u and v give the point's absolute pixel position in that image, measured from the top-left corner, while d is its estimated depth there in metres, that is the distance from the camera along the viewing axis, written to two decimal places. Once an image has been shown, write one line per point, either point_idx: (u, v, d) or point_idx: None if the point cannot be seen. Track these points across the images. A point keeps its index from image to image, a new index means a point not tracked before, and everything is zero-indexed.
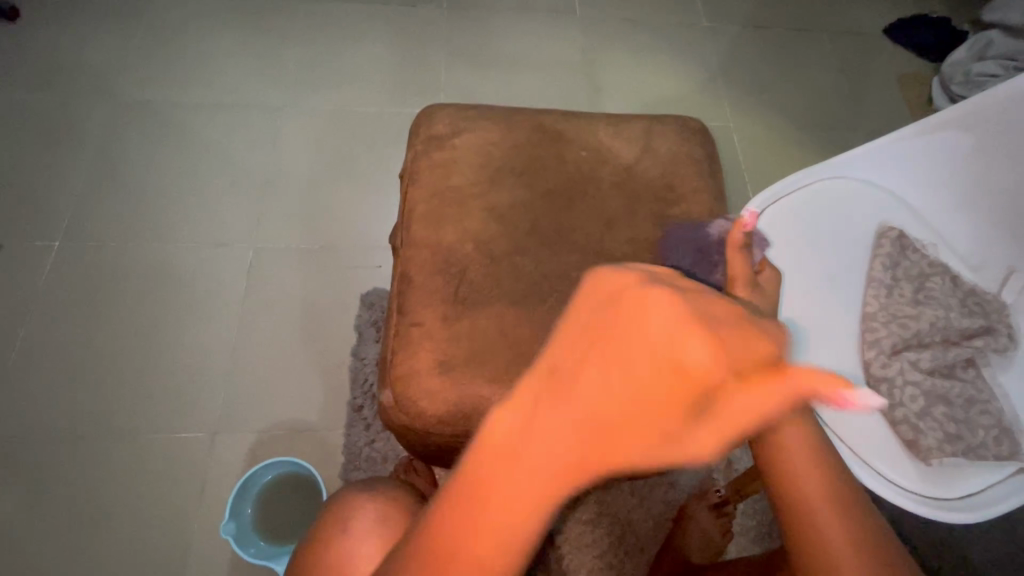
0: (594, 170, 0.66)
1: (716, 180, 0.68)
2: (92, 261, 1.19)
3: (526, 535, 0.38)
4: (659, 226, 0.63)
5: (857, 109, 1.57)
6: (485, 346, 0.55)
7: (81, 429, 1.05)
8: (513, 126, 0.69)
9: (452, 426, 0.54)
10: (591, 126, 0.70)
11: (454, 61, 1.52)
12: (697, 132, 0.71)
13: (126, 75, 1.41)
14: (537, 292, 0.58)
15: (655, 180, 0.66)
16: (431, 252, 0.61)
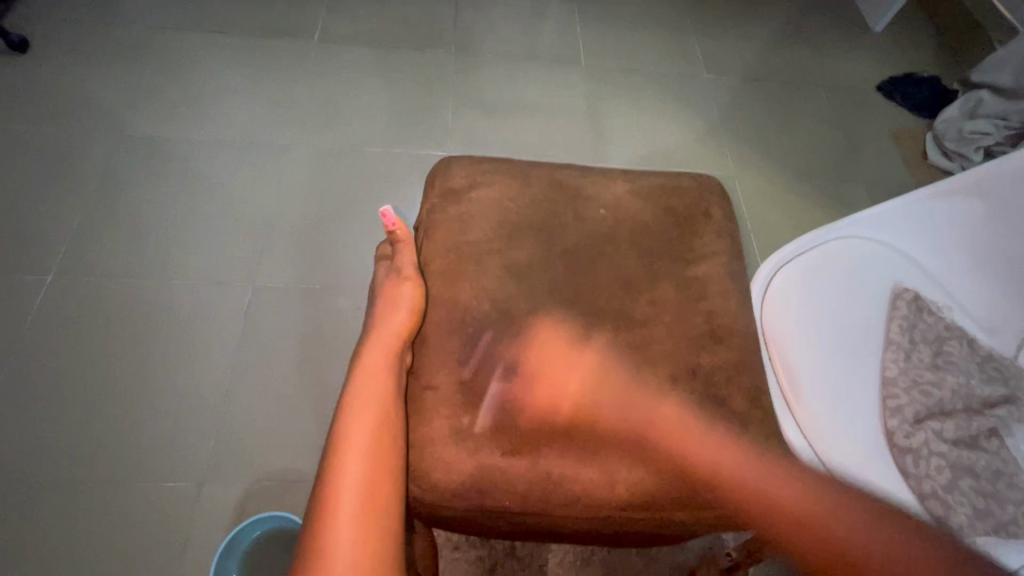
0: (612, 229, 0.65)
1: (734, 239, 0.68)
2: (85, 296, 1.16)
3: (379, 498, 0.50)
4: (680, 288, 0.62)
5: (855, 162, 1.61)
6: (502, 415, 0.53)
7: (59, 475, 1.00)
8: (530, 181, 0.68)
9: (467, 500, 0.51)
10: (608, 183, 0.69)
11: (462, 105, 1.54)
12: (714, 191, 0.71)
13: (133, 109, 1.42)
14: (557, 355, 0.56)
15: (674, 241, 0.65)
16: (447, 310, 0.59)
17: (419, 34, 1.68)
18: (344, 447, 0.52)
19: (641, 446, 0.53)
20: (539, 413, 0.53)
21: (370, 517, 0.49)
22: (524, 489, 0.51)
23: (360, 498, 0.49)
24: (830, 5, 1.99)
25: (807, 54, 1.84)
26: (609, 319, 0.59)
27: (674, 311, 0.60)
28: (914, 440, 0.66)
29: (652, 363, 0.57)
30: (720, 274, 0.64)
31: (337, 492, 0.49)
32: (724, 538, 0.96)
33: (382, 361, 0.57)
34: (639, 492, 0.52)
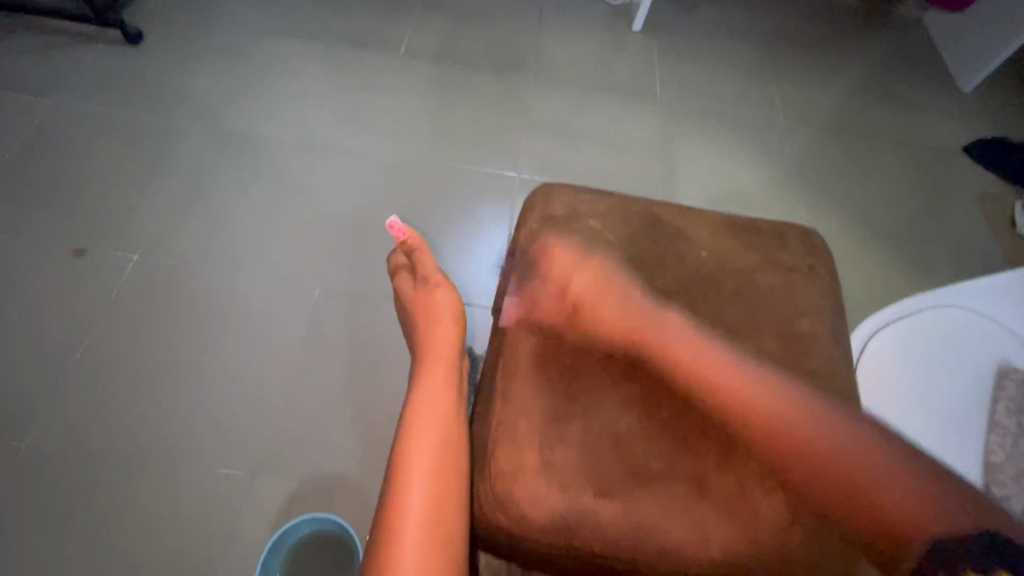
0: (713, 274, 0.63)
1: (837, 298, 0.66)
2: (166, 278, 1.22)
3: (447, 527, 0.48)
4: (783, 343, 0.60)
5: (936, 222, 1.54)
6: (598, 455, 0.52)
7: (124, 448, 1.03)
8: (630, 215, 0.68)
9: (556, 538, 0.50)
10: (709, 225, 0.68)
11: (535, 128, 1.56)
12: (817, 246, 0.69)
13: (227, 106, 1.50)
14: (655, 400, 0.55)
15: (777, 292, 0.63)
16: (541, 338, 0.58)
17: (499, 56, 1.72)
18: (406, 464, 0.50)
19: (737, 506, 0.51)
20: (627, 455, 0.52)
21: (436, 547, 0.46)
22: (615, 534, 0.49)
23: (427, 524, 0.47)
24: (916, 61, 1.94)
25: (890, 108, 1.79)
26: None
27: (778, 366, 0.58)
28: None
29: None
30: (824, 333, 0.62)
31: (404, 515, 0.47)
32: None
33: (440, 369, 0.58)
34: (734, 556, 0.50)
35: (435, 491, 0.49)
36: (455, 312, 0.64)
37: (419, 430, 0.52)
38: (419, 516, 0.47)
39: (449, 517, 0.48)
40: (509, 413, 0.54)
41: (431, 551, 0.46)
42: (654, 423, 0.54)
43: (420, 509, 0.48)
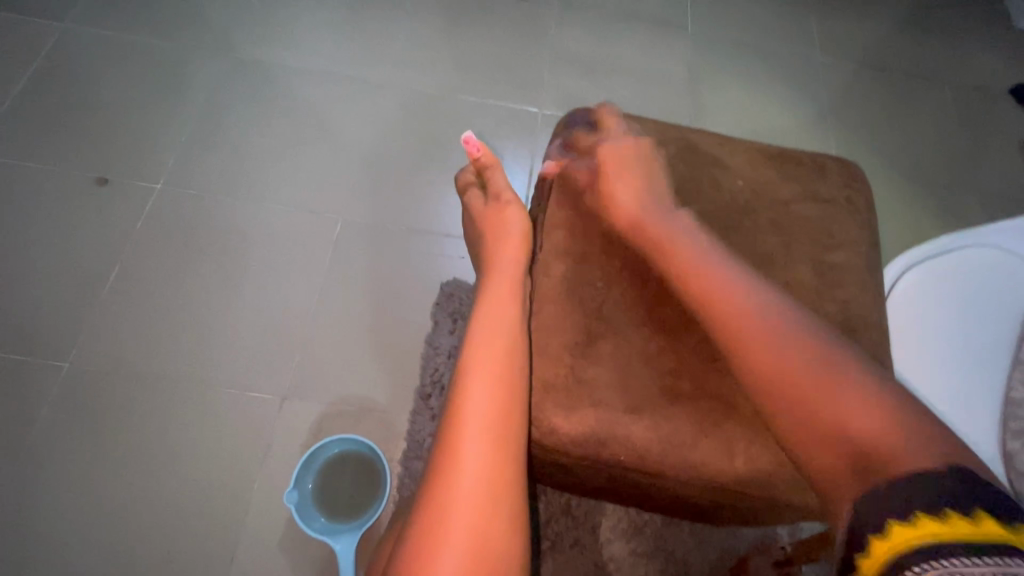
0: (749, 204, 0.62)
1: (873, 231, 0.64)
2: (189, 208, 1.22)
3: (505, 443, 0.48)
4: (817, 272, 0.59)
5: (972, 169, 1.48)
6: (627, 374, 0.54)
7: (160, 371, 1.08)
8: (663, 143, 0.66)
9: (584, 449, 0.52)
10: (746, 154, 0.66)
11: (559, 62, 1.49)
12: (857, 178, 0.67)
13: (240, 32, 1.44)
14: (683, 325, 0.56)
15: (813, 222, 0.62)
16: (573, 263, 0.59)
17: None
18: (470, 368, 0.51)
19: (760, 426, 0.53)
20: (657, 377, 0.54)
21: (493, 463, 0.47)
22: (642, 449, 0.52)
23: (484, 437, 0.48)
24: None
25: (936, 45, 1.68)
26: (738, 295, 0.57)
27: (809, 295, 0.58)
28: None
29: (783, 344, 0.55)
30: (858, 263, 0.61)
31: (462, 426, 0.48)
32: (779, 533, 0.98)
33: (504, 286, 0.57)
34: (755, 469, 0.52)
35: (494, 407, 0.49)
36: (518, 230, 0.63)
37: (482, 351, 0.52)
38: (480, 428, 0.48)
39: (507, 429, 0.49)
40: (539, 334, 0.55)
41: (490, 464, 0.47)
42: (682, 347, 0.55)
43: (478, 423, 0.48)
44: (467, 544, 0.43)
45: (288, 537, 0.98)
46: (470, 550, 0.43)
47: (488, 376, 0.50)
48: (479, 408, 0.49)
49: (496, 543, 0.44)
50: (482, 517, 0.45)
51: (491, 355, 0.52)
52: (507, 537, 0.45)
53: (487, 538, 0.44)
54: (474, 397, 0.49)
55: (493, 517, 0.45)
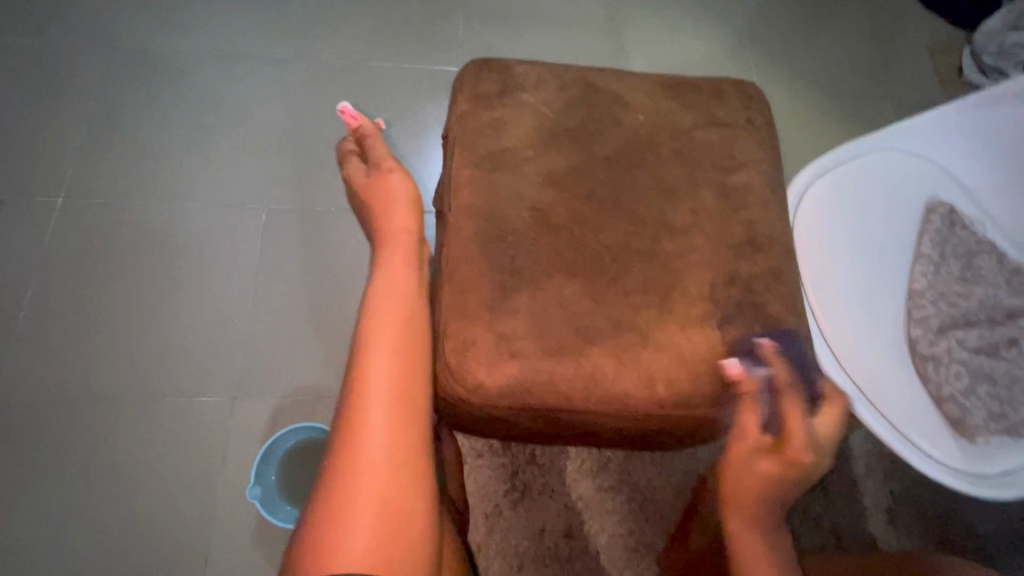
0: (651, 138, 0.62)
1: (774, 149, 0.66)
2: (98, 220, 1.15)
3: (408, 393, 0.56)
4: (720, 196, 0.61)
5: (886, 78, 1.51)
6: (546, 322, 0.54)
7: (98, 393, 1.03)
8: (563, 83, 0.64)
9: (512, 400, 0.53)
10: (645, 87, 0.66)
11: (471, 14, 1.42)
12: (754, 98, 0.68)
13: (121, 19, 1.32)
14: (598, 264, 0.56)
15: (714, 147, 0.63)
16: (482, 218, 0.58)
17: None
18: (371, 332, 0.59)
19: (680, 350, 0.55)
20: (576, 320, 0.54)
21: (395, 413, 0.55)
22: (567, 389, 0.53)
23: (387, 390, 0.55)
24: None
25: None
26: (645, 228, 0.58)
27: (717, 218, 0.59)
28: (937, 348, 0.67)
29: (692, 270, 0.57)
30: (760, 180, 0.63)
31: (368, 385, 0.55)
32: None
33: (398, 255, 0.65)
34: (681, 395, 0.53)
35: (394, 367, 0.57)
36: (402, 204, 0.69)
37: (382, 314, 0.60)
38: (384, 384, 0.55)
39: (409, 378, 0.57)
40: (455, 295, 0.55)
41: (394, 415, 0.55)
42: (597, 286, 0.55)
43: (381, 380, 0.56)
44: (377, 488, 0.51)
45: (260, 533, 0.98)
46: (378, 489, 0.51)
47: (387, 338, 0.58)
48: (381, 366, 0.56)
49: (403, 482, 0.52)
50: (396, 461, 0.53)
51: (390, 319, 0.59)
52: (417, 473, 0.54)
53: (398, 477, 0.52)
54: (376, 357, 0.57)
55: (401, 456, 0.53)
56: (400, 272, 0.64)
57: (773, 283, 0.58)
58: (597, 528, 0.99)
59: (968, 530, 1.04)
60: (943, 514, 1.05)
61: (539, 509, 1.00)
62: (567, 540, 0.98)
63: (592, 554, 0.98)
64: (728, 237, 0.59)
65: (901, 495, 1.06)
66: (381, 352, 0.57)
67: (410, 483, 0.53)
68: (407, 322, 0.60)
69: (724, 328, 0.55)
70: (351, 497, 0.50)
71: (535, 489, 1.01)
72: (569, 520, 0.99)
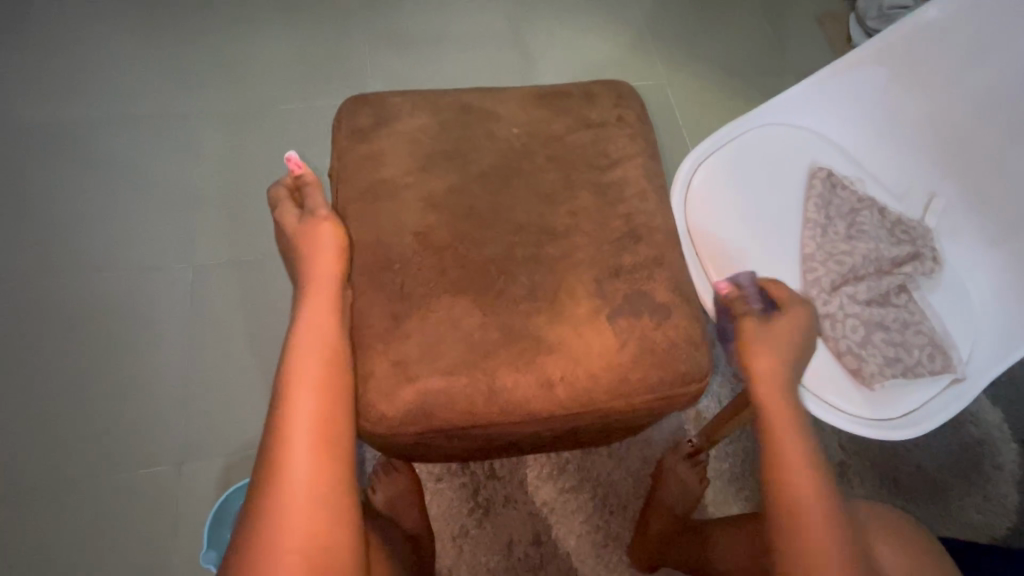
0: (528, 149, 0.65)
1: (649, 142, 0.69)
2: (16, 301, 1.11)
3: (340, 439, 0.53)
4: (598, 195, 0.64)
5: (784, 51, 1.58)
6: (440, 341, 0.57)
7: (35, 482, 0.99)
8: (437, 108, 0.67)
9: (415, 425, 0.56)
10: (518, 100, 0.68)
11: (377, 44, 1.44)
12: (626, 95, 0.71)
13: (19, 98, 1.29)
14: (485, 278, 0.59)
15: (588, 148, 0.66)
16: (371, 251, 0.60)
17: None
18: (294, 398, 0.53)
19: (573, 350, 0.58)
20: (472, 339, 0.57)
21: (322, 460, 0.52)
22: (469, 405, 0.56)
23: (314, 440, 0.52)
24: None
25: None
26: (529, 237, 0.61)
27: (596, 216, 0.63)
28: (830, 306, 0.71)
29: (577, 270, 0.60)
30: (636, 171, 0.66)
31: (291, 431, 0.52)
32: (686, 427, 1.07)
33: (326, 303, 0.56)
34: (576, 393, 0.57)
35: (318, 409, 0.53)
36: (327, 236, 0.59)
37: (306, 356, 0.54)
38: (308, 428, 0.52)
39: (337, 418, 0.53)
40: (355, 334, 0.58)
41: (319, 460, 0.52)
42: (490, 300, 0.58)
43: (303, 426, 0.52)
44: (301, 532, 0.49)
45: None
46: (301, 544, 0.49)
47: (310, 379, 0.53)
48: (302, 410, 0.52)
49: (325, 522, 0.51)
50: (315, 535, 0.50)
51: (313, 362, 0.54)
52: (342, 527, 0.51)
53: (321, 537, 0.50)
54: (300, 401, 0.52)
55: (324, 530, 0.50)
56: (330, 316, 0.56)
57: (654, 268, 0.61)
58: (564, 530, 1.00)
59: (916, 468, 1.09)
60: (892, 457, 1.09)
61: (504, 523, 1.00)
62: (536, 546, 0.99)
63: (562, 557, 0.99)
64: (610, 234, 0.62)
65: (850, 445, 1.10)
66: (303, 395, 0.53)
67: (329, 552, 0.50)
68: (333, 367, 0.54)
69: (612, 321, 0.58)
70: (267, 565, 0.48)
71: (498, 502, 1.01)
72: (535, 529, 1.00)
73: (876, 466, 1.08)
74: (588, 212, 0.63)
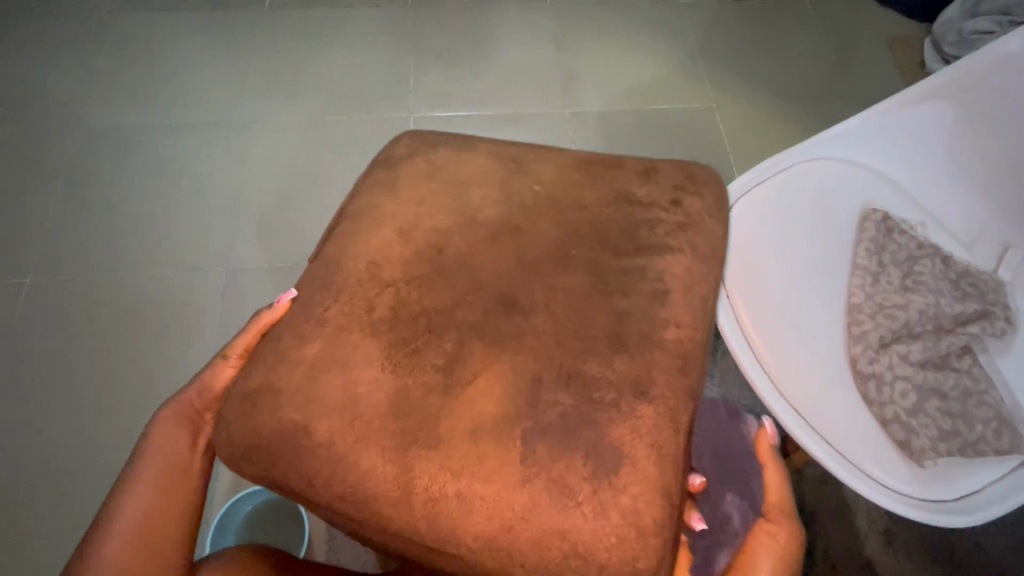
0: (553, 214, 0.65)
1: (685, 222, 0.65)
2: (67, 292, 1.17)
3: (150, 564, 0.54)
4: (595, 266, 0.61)
5: (848, 77, 1.48)
6: (376, 390, 0.55)
7: (63, 468, 1.03)
8: (469, 158, 0.70)
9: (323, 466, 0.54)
10: (555, 167, 0.69)
11: (423, 60, 1.45)
12: (704, 186, 0.69)
13: (91, 102, 1.38)
14: (440, 322, 0.58)
15: (608, 223, 0.64)
16: (350, 274, 0.62)
17: None
18: (125, 495, 0.56)
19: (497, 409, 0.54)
20: (401, 385, 0.56)
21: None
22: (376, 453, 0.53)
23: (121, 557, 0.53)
24: None
25: None
26: (527, 299, 0.59)
27: (611, 290, 0.60)
28: (877, 364, 0.64)
29: (520, 319, 0.58)
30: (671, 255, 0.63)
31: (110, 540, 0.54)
32: None
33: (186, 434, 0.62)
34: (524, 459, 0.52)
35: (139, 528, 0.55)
36: (218, 373, 0.65)
37: (149, 476, 0.58)
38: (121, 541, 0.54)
39: (157, 540, 0.55)
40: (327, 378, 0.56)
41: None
42: (459, 360, 0.56)
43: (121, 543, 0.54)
44: None
45: None
46: None
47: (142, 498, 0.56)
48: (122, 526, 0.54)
49: None
50: None
51: (152, 484, 0.57)
52: None
53: None
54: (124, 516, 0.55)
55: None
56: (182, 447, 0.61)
57: (651, 346, 0.57)
58: None
59: (976, 548, 0.97)
60: (948, 533, 0.98)
61: None
62: None
63: None
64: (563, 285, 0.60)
65: (898, 513, 0.99)
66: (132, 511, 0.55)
67: None
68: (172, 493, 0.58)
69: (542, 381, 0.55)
70: None
71: None
72: None
73: (928, 541, 0.97)
74: (575, 280, 0.60)
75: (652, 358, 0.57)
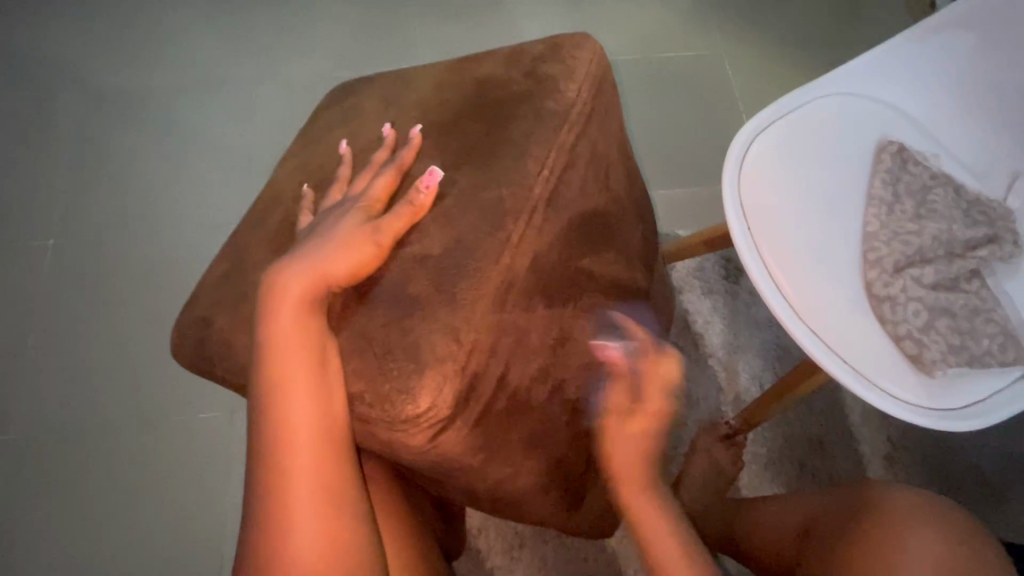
0: (435, 110, 0.67)
1: (538, 97, 0.63)
2: (89, 254, 1.19)
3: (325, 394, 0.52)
4: (461, 147, 0.62)
5: (856, 20, 1.47)
6: None
7: (104, 421, 1.07)
8: (404, 75, 0.76)
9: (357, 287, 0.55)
10: (427, 80, 0.73)
11: (426, 12, 1.43)
12: (567, 57, 0.64)
13: (95, 63, 1.36)
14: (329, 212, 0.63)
15: (485, 105, 0.65)
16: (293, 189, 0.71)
17: None
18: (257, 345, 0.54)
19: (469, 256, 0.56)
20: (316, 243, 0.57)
21: (319, 411, 0.51)
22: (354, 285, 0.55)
23: (310, 392, 0.51)
24: None
25: None
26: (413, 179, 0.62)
27: (465, 166, 0.60)
28: (892, 288, 0.68)
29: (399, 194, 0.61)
30: (523, 121, 0.61)
31: (289, 385, 0.51)
32: (724, 409, 1.08)
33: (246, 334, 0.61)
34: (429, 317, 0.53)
35: (276, 376, 0.52)
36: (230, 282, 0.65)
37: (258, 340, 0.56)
38: (300, 375, 0.51)
39: (315, 370, 0.52)
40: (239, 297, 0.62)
41: (316, 404, 0.51)
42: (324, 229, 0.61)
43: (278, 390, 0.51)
44: (309, 473, 0.50)
45: None
46: (318, 482, 0.50)
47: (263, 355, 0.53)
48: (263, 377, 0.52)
49: (318, 461, 0.51)
50: (306, 470, 0.50)
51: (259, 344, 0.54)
52: (321, 473, 0.51)
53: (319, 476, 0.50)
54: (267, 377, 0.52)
55: (320, 474, 0.50)
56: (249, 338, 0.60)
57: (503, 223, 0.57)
58: None
59: (971, 469, 1.03)
60: (944, 458, 1.04)
61: None
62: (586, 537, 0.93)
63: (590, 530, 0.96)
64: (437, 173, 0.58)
65: (900, 439, 1.05)
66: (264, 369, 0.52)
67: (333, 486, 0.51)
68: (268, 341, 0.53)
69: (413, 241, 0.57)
70: (291, 504, 0.49)
71: None
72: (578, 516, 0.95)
73: (925, 465, 1.03)
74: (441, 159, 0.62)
75: (488, 228, 0.56)
